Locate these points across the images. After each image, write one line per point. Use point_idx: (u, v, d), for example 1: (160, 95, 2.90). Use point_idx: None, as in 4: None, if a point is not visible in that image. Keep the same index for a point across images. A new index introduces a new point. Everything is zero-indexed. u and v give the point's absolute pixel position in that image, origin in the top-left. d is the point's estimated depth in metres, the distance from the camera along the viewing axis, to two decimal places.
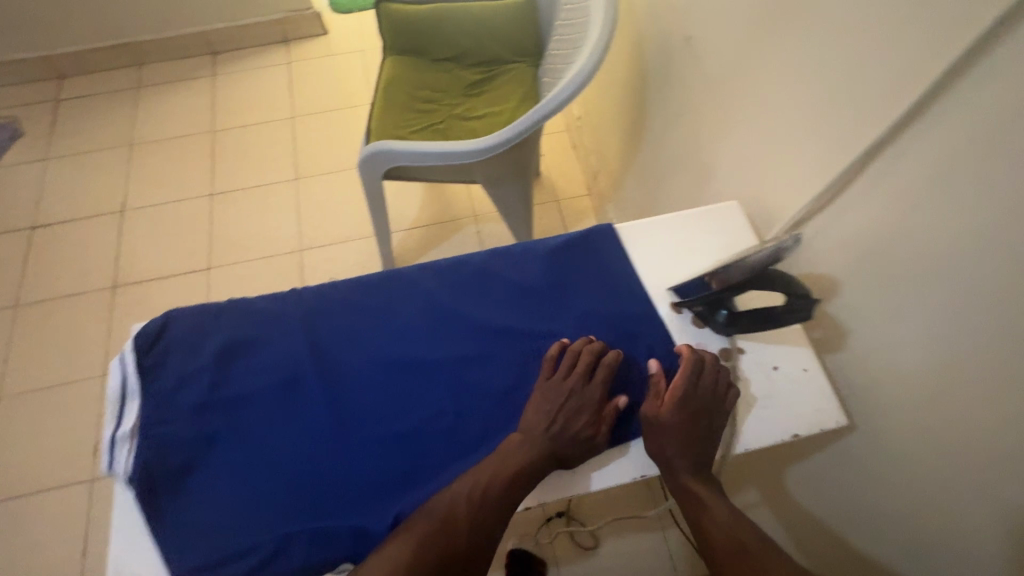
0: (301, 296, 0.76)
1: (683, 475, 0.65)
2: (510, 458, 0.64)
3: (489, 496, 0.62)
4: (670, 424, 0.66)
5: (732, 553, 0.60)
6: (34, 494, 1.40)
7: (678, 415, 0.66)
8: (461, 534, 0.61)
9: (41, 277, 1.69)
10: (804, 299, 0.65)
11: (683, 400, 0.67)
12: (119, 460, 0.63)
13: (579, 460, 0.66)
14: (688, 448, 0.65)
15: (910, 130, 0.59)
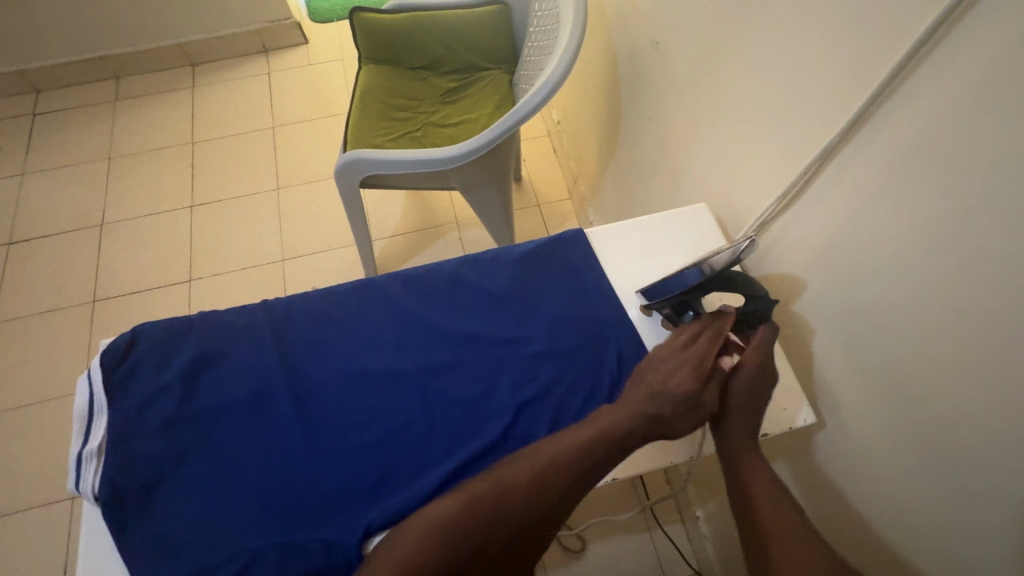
0: (269, 308, 0.76)
1: (737, 437, 0.66)
2: (602, 420, 0.65)
3: (561, 460, 0.62)
4: (746, 385, 0.68)
5: (779, 519, 0.60)
6: (12, 514, 1.38)
7: (755, 375, 0.68)
8: (515, 499, 0.60)
9: (17, 294, 1.67)
10: (764, 298, 0.71)
11: (761, 363, 0.69)
12: (86, 479, 0.63)
13: (678, 419, 0.65)
14: (751, 411, 0.67)
15: (866, 129, 0.61)
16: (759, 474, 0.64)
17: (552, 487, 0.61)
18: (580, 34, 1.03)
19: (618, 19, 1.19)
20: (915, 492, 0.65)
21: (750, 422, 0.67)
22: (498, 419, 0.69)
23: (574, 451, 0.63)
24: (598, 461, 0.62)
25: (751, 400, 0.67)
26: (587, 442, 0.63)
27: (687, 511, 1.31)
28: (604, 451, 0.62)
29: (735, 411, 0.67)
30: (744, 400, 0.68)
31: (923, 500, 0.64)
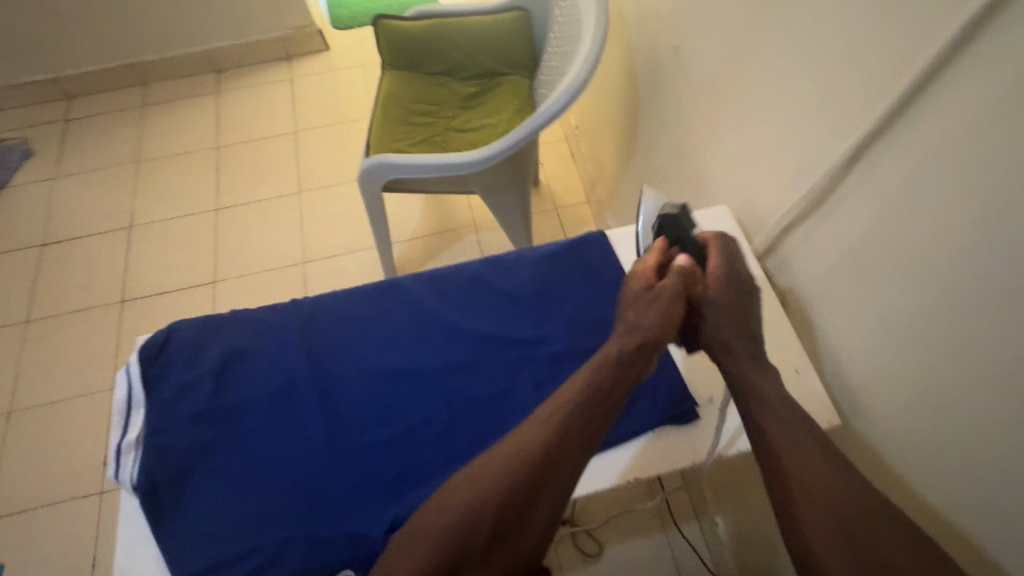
0: (297, 307, 0.78)
1: (748, 364, 0.65)
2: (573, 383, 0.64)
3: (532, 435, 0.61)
4: (721, 298, 0.69)
5: (798, 461, 0.58)
6: (43, 507, 1.42)
7: (723, 287, 0.70)
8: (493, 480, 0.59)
9: (49, 294, 1.72)
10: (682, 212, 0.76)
11: (723, 272, 0.71)
12: (125, 469, 0.65)
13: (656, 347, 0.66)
14: (740, 328, 0.68)
15: (892, 132, 0.61)
16: (801, 451, 0.58)
17: (527, 469, 0.59)
18: (599, 40, 1.04)
19: (637, 24, 1.19)
20: (934, 502, 0.64)
21: (747, 341, 0.67)
22: (518, 415, 0.70)
23: (538, 441, 0.61)
24: (567, 435, 0.61)
25: (733, 314, 0.68)
26: (550, 422, 0.62)
27: (704, 515, 1.30)
28: (570, 427, 0.62)
29: (727, 333, 0.67)
30: (731, 317, 0.68)
31: (945, 511, 0.63)
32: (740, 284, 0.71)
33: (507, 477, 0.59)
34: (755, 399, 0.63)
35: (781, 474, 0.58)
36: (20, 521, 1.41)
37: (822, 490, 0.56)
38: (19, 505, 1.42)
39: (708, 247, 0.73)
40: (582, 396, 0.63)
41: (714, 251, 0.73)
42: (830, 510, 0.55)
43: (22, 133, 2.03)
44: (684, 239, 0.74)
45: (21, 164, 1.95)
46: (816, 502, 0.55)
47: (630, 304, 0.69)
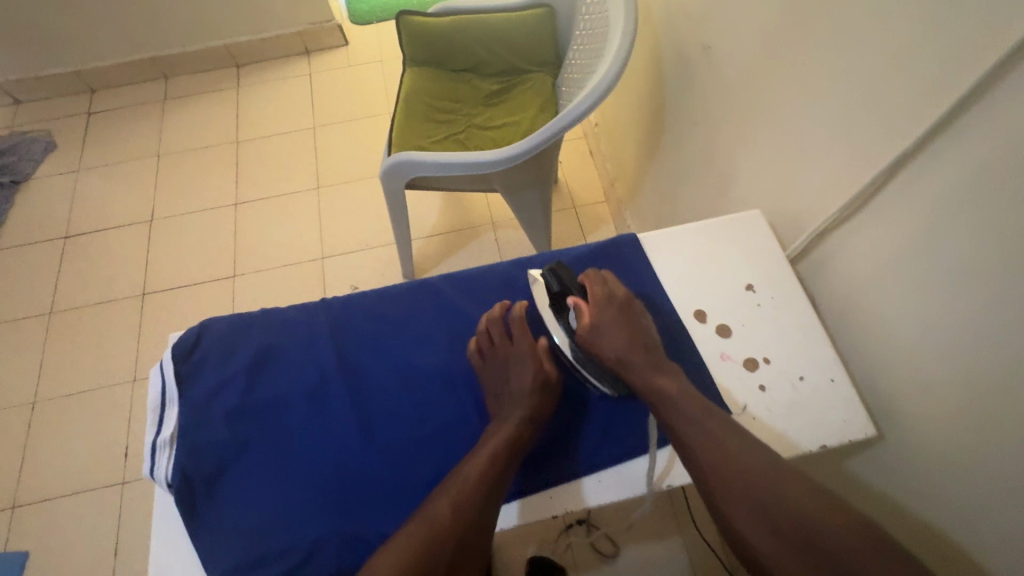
0: (329, 306, 0.78)
1: (649, 373, 0.68)
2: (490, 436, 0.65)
3: (470, 477, 0.61)
4: (611, 320, 0.71)
5: (712, 451, 0.61)
6: (66, 496, 1.45)
7: (608, 311, 0.71)
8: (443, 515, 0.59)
9: (72, 286, 1.74)
10: (561, 267, 0.76)
11: (604, 297, 0.73)
12: (160, 466, 0.66)
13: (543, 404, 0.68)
14: (636, 342, 0.69)
15: (941, 140, 0.59)
16: (712, 440, 0.62)
17: (473, 503, 0.60)
18: (629, 40, 1.03)
19: (666, 23, 1.18)
20: (973, 519, 0.63)
21: (644, 352, 0.69)
22: None
23: (479, 479, 0.61)
24: (502, 472, 0.62)
25: (626, 330, 0.70)
26: (486, 460, 0.62)
27: None
28: (505, 465, 0.62)
29: (622, 352, 0.68)
30: (624, 335, 0.70)
31: (981, 526, 0.62)
32: (625, 299, 0.73)
33: (458, 511, 0.59)
34: (681, 422, 0.64)
35: (729, 498, 0.59)
36: (44, 508, 1.43)
37: (773, 507, 0.57)
38: (44, 493, 1.45)
39: (585, 282, 0.75)
40: (506, 439, 0.64)
41: (592, 282, 0.75)
42: (785, 527, 0.56)
43: (45, 126, 2.05)
44: (569, 286, 0.74)
45: (44, 156, 1.97)
46: (768, 522, 0.57)
47: (514, 354, 0.71)
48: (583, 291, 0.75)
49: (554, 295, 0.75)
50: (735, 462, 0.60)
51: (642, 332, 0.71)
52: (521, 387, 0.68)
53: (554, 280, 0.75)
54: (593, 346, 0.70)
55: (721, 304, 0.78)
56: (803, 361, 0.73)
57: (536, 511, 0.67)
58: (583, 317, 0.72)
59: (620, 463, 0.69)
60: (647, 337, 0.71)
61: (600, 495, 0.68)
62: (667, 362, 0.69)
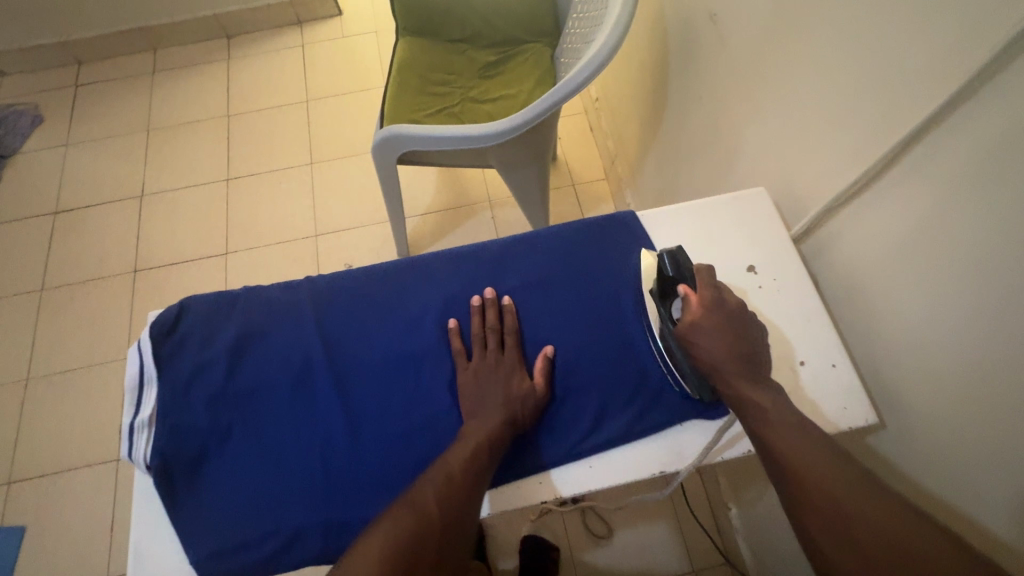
0: (313, 285, 0.75)
1: (741, 383, 0.61)
2: (471, 435, 0.62)
3: (454, 472, 0.59)
4: (721, 323, 0.64)
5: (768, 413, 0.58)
6: (60, 473, 1.44)
7: (717, 313, 0.65)
8: (430, 506, 0.56)
9: (63, 263, 1.71)
10: (679, 251, 0.71)
11: (715, 300, 0.66)
12: (139, 448, 0.64)
13: (524, 416, 0.66)
14: (736, 351, 0.63)
15: (967, 106, 0.55)
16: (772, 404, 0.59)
17: (459, 494, 0.58)
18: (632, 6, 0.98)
19: None
20: (992, 523, 0.59)
21: (742, 365, 0.62)
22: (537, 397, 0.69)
23: (465, 471, 0.59)
24: (489, 467, 0.61)
25: (734, 335, 0.64)
26: (470, 455, 0.60)
27: (720, 508, 1.28)
28: (489, 461, 0.61)
29: (720, 357, 0.62)
30: (725, 338, 0.63)
31: (986, 514, 0.60)
32: (739, 308, 0.66)
33: (445, 501, 0.57)
34: (766, 423, 0.57)
35: (811, 516, 0.50)
36: (39, 485, 1.43)
37: (870, 534, 0.47)
38: (38, 469, 1.45)
39: (697, 275, 0.69)
40: (492, 435, 0.62)
41: (708, 281, 0.68)
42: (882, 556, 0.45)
43: (32, 100, 1.99)
44: (683, 273, 0.69)
45: (32, 131, 1.92)
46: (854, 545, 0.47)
47: (501, 357, 0.69)
48: (695, 285, 0.68)
49: (666, 276, 0.70)
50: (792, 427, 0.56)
51: (749, 343, 0.64)
52: (507, 389, 0.66)
53: (668, 257, 0.70)
54: (690, 346, 0.64)
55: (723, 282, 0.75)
56: (804, 345, 0.71)
57: (527, 496, 0.65)
58: (689, 310, 0.66)
59: (614, 448, 0.67)
60: (751, 348, 0.64)
61: (591, 481, 0.65)
62: (764, 376, 0.63)
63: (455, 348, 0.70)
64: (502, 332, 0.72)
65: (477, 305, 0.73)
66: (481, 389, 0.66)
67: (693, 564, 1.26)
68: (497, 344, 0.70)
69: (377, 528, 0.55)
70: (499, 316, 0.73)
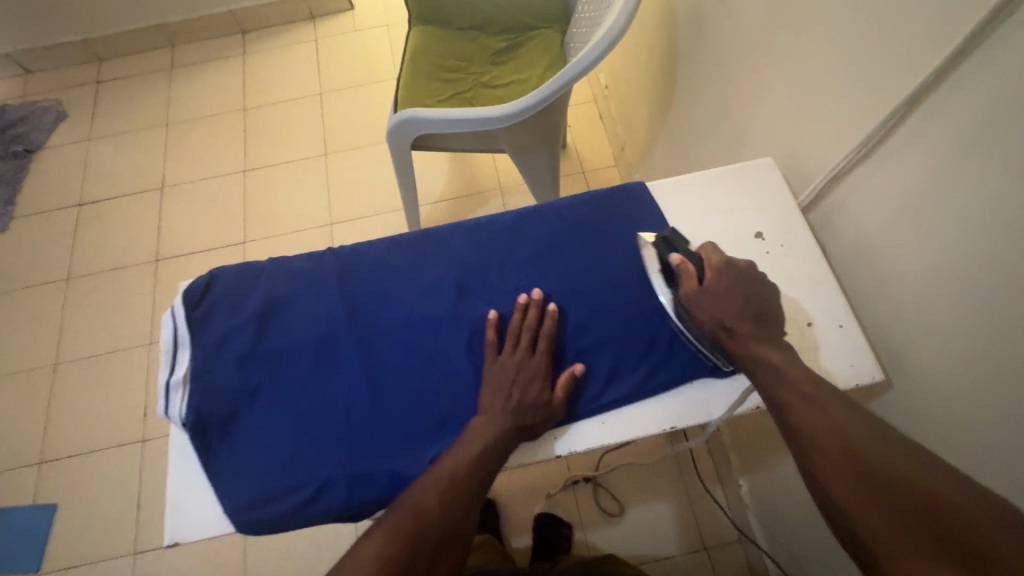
0: (336, 255, 0.78)
1: (753, 342, 0.64)
2: (481, 439, 0.63)
3: (457, 477, 0.61)
4: (723, 286, 0.67)
5: (803, 407, 0.58)
6: (89, 453, 1.50)
7: (720, 280, 0.68)
8: (429, 512, 0.59)
9: (88, 253, 1.77)
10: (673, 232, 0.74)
11: (717, 268, 0.69)
12: (174, 405, 0.67)
13: (539, 425, 0.66)
14: (744, 311, 0.66)
15: (968, 63, 0.57)
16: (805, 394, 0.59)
17: (457, 498, 0.60)
18: None
19: None
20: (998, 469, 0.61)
21: (752, 324, 0.66)
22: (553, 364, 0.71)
23: (466, 471, 0.61)
24: (491, 470, 0.62)
25: (739, 296, 0.67)
26: (474, 459, 0.62)
27: (729, 480, 1.30)
28: (492, 464, 0.62)
29: (727, 320, 0.65)
30: (732, 301, 0.67)
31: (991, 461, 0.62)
32: (746, 268, 0.70)
33: (444, 502, 0.60)
34: (788, 396, 0.59)
35: (839, 483, 0.53)
36: (69, 464, 1.49)
37: (898, 493, 0.50)
38: (68, 449, 1.50)
39: (695, 249, 0.71)
40: (498, 439, 0.63)
41: (706, 251, 0.71)
42: (910, 513, 0.48)
43: (55, 96, 2.05)
44: (679, 247, 0.72)
45: (56, 126, 1.98)
46: (882, 506, 0.50)
47: (529, 359, 0.69)
48: (694, 256, 0.71)
49: (663, 251, 0.72)
50: (828, 420, 0.56)
51: (756, 304, 0.67)
52: (524, 394, 0.66)
53: (663, 236, 0.73)
54: (694, 313, 0.67)
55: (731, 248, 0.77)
56: (812, 307, 0.72)
57: (542, 451, 0.68)
58: (689, 280, 0.69)
59: (626, 404, 0.69)
60: (758, 308, 0.67)
61: (602, 436, 0.68)
62: (776, 335, 0.66)
63: (489, 339, 0.71)
64: (536, 333, 0.71)
65: (522, 304, 0.72)
66: (499, 388, 0.67)
67: (705, 540, 1.28)
68: (528, 343, 0.70)
69: (374, 532, 0.58)
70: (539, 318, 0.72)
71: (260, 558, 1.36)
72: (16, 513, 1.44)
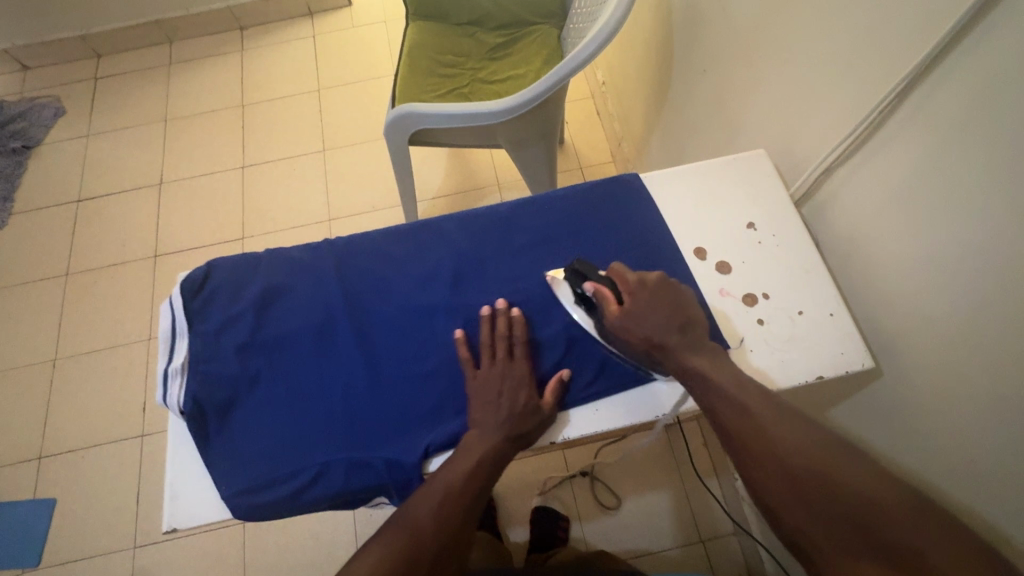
0: (333, 245, 0.79)
1: (685, 354, 0.63)
2: (474, 452, 0.63)
3: (453, 491, 0.61)
4: (644, 305, 0.65)
5: (739, 421, 0.58)
6: (89, 447, 1.50)
7: (639, 298, 0.66)
8: (426, 530, 0.58)
9: (86, 249, 1.77)
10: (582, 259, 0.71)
11: (636, 286, 0.67)
12: (172, 393, 0.68)
13: (534, 431, 0.66)
14: (672, 322, 0.65)
15: (953, 57, 0.58)
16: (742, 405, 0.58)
17: (455, 514, 0.60)
18: None
19: None
20: (987, 454, 0.63)
21: (682, 335, 0.64)
22: (546, 356, 0.72)
23: (462, 484, 0.61)
24: (488, 480, 0.63)
25: (662, 312, 0.65)
26: (468, 471, 0.62)
27: (724, 472, 1.31)
28: (487, 476, 0.63)
29: (657, 336, 0.64)
30: (659, 313, 0.65)
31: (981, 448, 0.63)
32: (661, 281, 0.67)
33: (440, 519, 0.59)
34: (725, 410, 0.59)
35: (778, 495, 0.53)
36: (69, 458, 1.49)
37: (831, 502, 0.51)
38: (68, 444, 1.51)
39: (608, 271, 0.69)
40: (492, 450, 0.63)
41: (617, 274, 0.68)
42: (847, 524, 0.49)
43: (53, 92, 2.05)
44: (591, 273, 0.69)
45: (54, 122, 1.98)
46: (817, 517, 0.50)
47: (510, 367, 0.69)
48: (606, 282, 0.68)
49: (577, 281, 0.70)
50: (765, 432, 0.56)
51: (682, 312, 0.65)
52: (514, 403, 0.66)
53: (574, 266, 0.70)
54: (626, 337, 0.66)
55: (723, 239, 0.78)
56: (803, 296, 0.73)
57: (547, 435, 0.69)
58: (611, 306, 0.67)
59: (620, 392, 0.70)
60: (685, 316, 0.65)
61: (593, 423, 0.69)
62: (706, 341, 0.64)
63: (462, 356, 0.69)
64: (511, 341, 0.71)
65: (486, 315, 0.72)
66: (488, 401, 0.66)
67: (701, 531, 1.29)
68: (506, 352, 0.70)
69: (370, 552, 0.57)
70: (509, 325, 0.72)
71: (259, 551, 1.37)
72: (16, 507, 1.44)
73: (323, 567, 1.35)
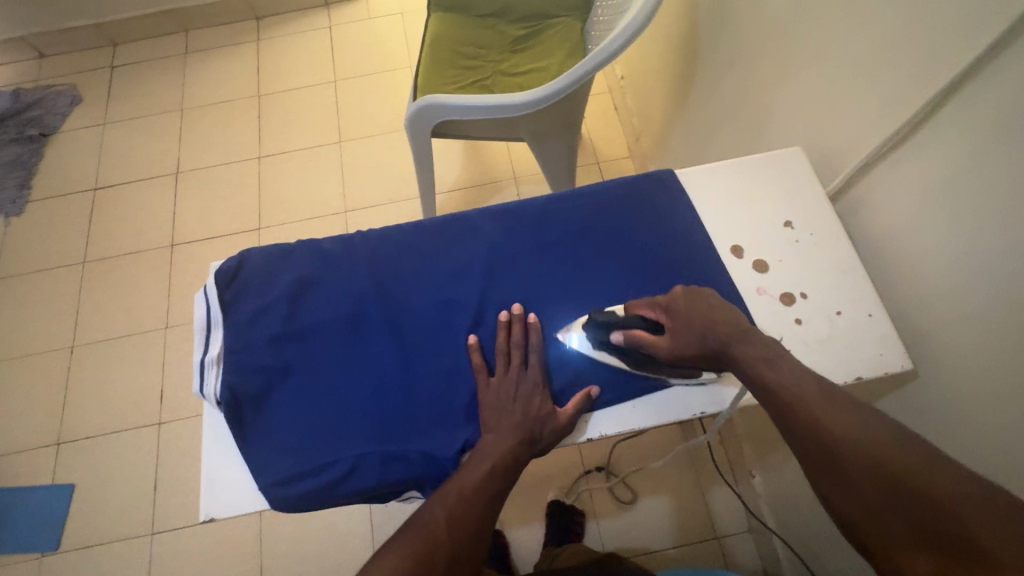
0: (365, 238, 0.79)
1: (739, 345, 0.63)
2: (489, 456, 0.63)
3: (468, 493, 0.61)
4: (683, 327, 0.66)
5: (791, 398, 0.58)
6: (106, 434, 1.51)
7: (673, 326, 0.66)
8: (442, 530, 0.58)
9: (103, 237, 1.78)
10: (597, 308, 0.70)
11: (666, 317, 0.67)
12: (210, 382, 0.68)
13: (552, 436, 0.66)
14: (715, 324, 0.65)
15: (1001, 58, 0.57)
16: (795, 383, 0.59)
17: (470, 516, 0.59)
18: None
19: None
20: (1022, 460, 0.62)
21: (728, 330, 0.64)
22: (569, 361, 0.71)
23: (477, 486, 0.61)
24: (502, 487, 0.62)
25: (701, 326, 0.65)
26: (484, 474, 0.62)
27: (741, 472, 1.31)
28: (503, 480, 0.62)
29: (708, 347, 0.64)
30: (699, 325, 0.65)
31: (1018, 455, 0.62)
32: (687, 296, 0.68)
33: (455, 521, 0.59)
34: (776, 389, 0.59)
35: (823, 473, 0.54)
36: (86, 445, 1.50)
37: (879, 482, 0.51)
38: (85, 430, 1.52)
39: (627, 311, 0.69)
40: (508, 454, 0.63)
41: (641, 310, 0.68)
42: (894, 504, 0.49)
43: (69, 80, 2.04)
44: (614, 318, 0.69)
45: (70, 110, 1.98)
46: (875, 510, 0.50)
47: (524, 374, 0.68)
48: (633, 321, 0.68)
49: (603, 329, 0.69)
50: (813, 411, 0.56)
51: (720, 315, 0.66)
52: (528, 408, 0.66)
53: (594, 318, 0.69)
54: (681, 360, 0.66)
55: (759, 237, 0.77)
56: (841, 296, 0.72)
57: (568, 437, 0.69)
58: (653, 343, 0.66)
59: (656, 391, 0.70)
60: (726, 315, 0.66)
61: (632, 420, 0.69)
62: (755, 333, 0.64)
63: (476, 363, 0.69)
64: (527, 347, 0.70)
65: (504, 321, 0.71)
66: (502, 407, 0.66)
67: (716, 530, 1.29)
68: (521, 360, 0.69)
69: (388, 550, 0.58)
70: (526, 331, 0.71)
71: (275, 541, 1.38)
72: (36, 492, 1.46)
73: (339, 557, 1.35)
